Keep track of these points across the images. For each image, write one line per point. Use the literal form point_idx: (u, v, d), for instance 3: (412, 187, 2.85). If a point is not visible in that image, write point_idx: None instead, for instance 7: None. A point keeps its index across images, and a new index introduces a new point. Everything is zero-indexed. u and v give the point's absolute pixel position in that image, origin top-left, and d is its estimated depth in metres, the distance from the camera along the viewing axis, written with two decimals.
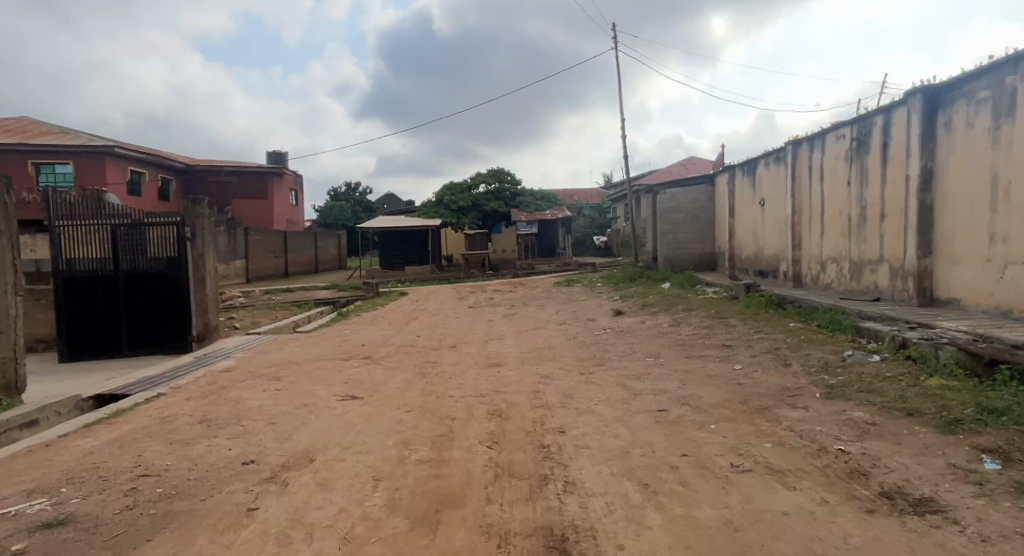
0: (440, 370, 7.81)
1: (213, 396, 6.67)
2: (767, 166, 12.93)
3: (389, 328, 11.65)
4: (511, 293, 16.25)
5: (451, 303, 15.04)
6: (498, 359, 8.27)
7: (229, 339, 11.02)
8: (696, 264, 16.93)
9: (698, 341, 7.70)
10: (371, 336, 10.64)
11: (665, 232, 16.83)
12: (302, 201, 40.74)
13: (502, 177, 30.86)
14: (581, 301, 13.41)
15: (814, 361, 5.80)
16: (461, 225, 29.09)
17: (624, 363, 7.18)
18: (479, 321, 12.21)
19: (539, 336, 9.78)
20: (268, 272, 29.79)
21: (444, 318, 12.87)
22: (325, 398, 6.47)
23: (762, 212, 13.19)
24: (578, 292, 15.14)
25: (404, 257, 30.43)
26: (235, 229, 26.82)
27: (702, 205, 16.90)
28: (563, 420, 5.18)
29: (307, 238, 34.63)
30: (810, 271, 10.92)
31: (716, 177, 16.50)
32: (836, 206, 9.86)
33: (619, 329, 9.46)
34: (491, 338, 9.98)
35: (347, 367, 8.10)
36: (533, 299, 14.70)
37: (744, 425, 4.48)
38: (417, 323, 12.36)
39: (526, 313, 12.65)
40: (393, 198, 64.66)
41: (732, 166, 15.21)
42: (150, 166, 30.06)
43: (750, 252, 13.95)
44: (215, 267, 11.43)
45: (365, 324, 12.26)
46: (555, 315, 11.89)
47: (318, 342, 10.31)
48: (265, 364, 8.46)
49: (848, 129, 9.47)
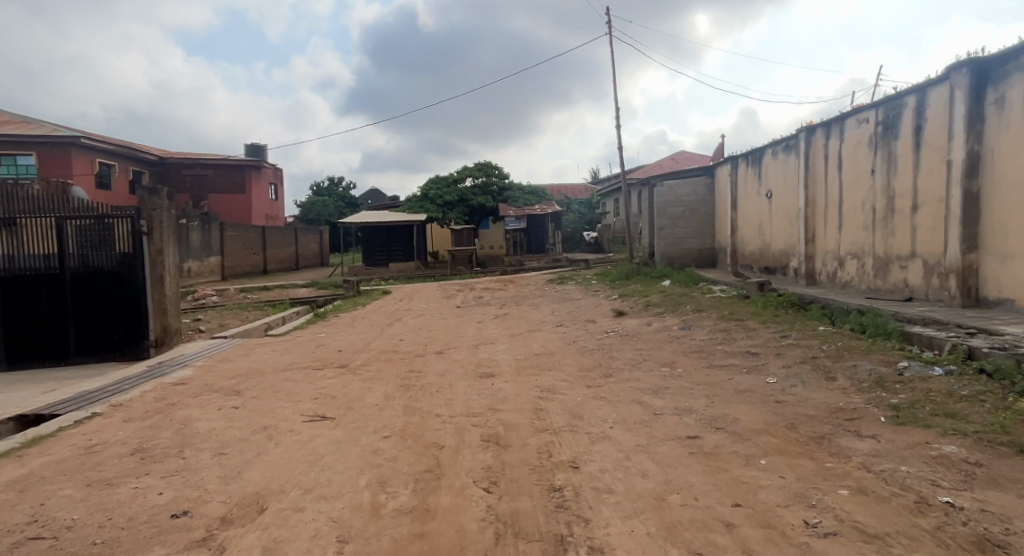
0: (425, 382, 6.86)
1: (158, 415, 5.67)
2: (774, 156, 12.15)
3: (369, 332, 10.65)
4: (501, 292, 15.29)
5: (437, 303, 14.09)
6: (490, 368, 7.34)
7: (192, 344, 9.98)
8: (695, 260, 16.13)
9: (716, 347, 6.84)
10: (348, 341, 9.65)
11: (663, 226, 16.10)
12: (283, 196, 39.39)
13: (489, 171, 30.04)
14: (577, 300, 12.53)
15: (864, 375, 4.95)
16: (446, 220, 27.95)
17: (636, 374, 6.30)
18: (468, 323, 11.25)
19: (535, 340, 8.86)
20: (245, 270, 28.56)
21: (430, 320, 11.90)
22: (289, 419, 5.49)
23: (769, 204, 12.40)
24: (573, 290, 14.28)
25: (388, 253, 29.39)
26: (210, 224, 25.57)
27: (702, 198, 16.09)
28: (575, 451, 4.27)
29: (286, 233, 33.39)
30: (825, 267, 10.14)
31: (717, 169, 15.70)
32: (858, 197, 9.07)
33: (623, 332, 8.56)
34: (482, 343, 9.06)
35: (319, 379, 7.11)
36: (525, 298, 13.78)
37: (805, 461, 3.60)
38: (400, 325, 11.38)
39: (518, 314, 11.73)
40: (377, 193, 63.28)
41: (734, 156, 14.41)
42: (119, 158, 28.65)
43: (755, 247, 13.16)
44: (176, 263, 10.33)
45: (343, 327, 11.26)
46: (550, 316, 10.99)
47: (289, 348, 9.30)
48: (227, 375, 7.45)
49: (871, 112, 8.70)
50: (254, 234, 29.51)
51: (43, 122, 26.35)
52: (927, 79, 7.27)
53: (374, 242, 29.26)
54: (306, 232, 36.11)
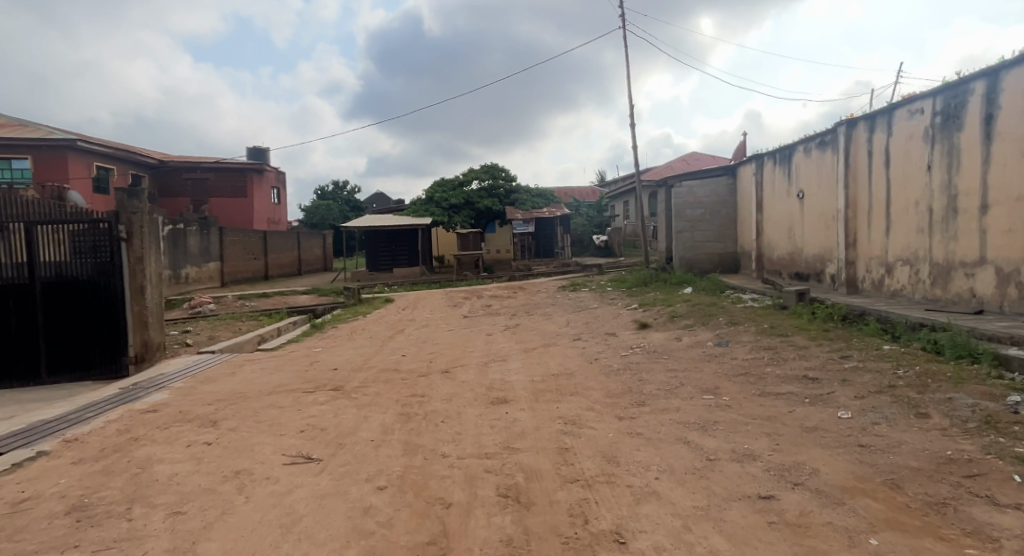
0: (430, 410, 5.98)
1: (115, 455, 4.80)
2: (806, 152, 11.26)
3: (369, 346, 9.78)
4: (511, 300, 14.38)
5: (443, 312, 13.26)
6: (504, 393, 6.45)
7: (176, 360, 9.15)
8: (716, 266, 15.23)
9: (764, 369, 5.94)
10: (345, 358, 8.79)
11: (681, 229, 15.22)
12: (286, 200, 38.64)
13: (496, 173, 29.07)
14: (593, 310, 11.63)
15: (966, 412, 4.03)
16: (451, 224, 26.69)
17: (675, 402, 5.41)
18: (476, 336, 10.36)
19: (552, 359, 7.95)
20: (246, 275, 27.85)
21: (435, 332, 11.02)
22: (267, 461, 4.60)
23: (801, 206, 11.51)
24: (587, 298, 13.41)
25: (393, 258, 28.65)
26: (209, 229, 24.89)
27: (723, 200, 15.20)
28: (617, 516, 3.37)
29: (288, 238, 32.65)
30: (870, 274, 9.22)
31: (739, 169, 14.83)
32: (910, 196, 8.15)
33: (651, 350, 7.65)
34: (493, 359, 8.20)
35: (308, 407, 6.23)
36: (537, 307, 12.89)
37: (934, 544, 2.70)
38: (403, 337, 10.51)
39: (530, 325, 10.84)
40: (382, 197, 62.63)
41: (759, 155, 13.52)
42: (117, 161, 28.05)
43: (785, 252, 12.27)
44: (160, 271, 9.49)
45: (341, 340, 10.39)
46: (565, 329, 10.09)
47: (281, 365, 8.44)
48: (206, 399, 6.58)
49: (926, 102, 7.80)
50: (255, 239, 28.81)
51: (39, 125, 25.78)
52: (1001, 61, 6.36)
53: (378, 247, 28.54)
54: (309, 236, 35.36)
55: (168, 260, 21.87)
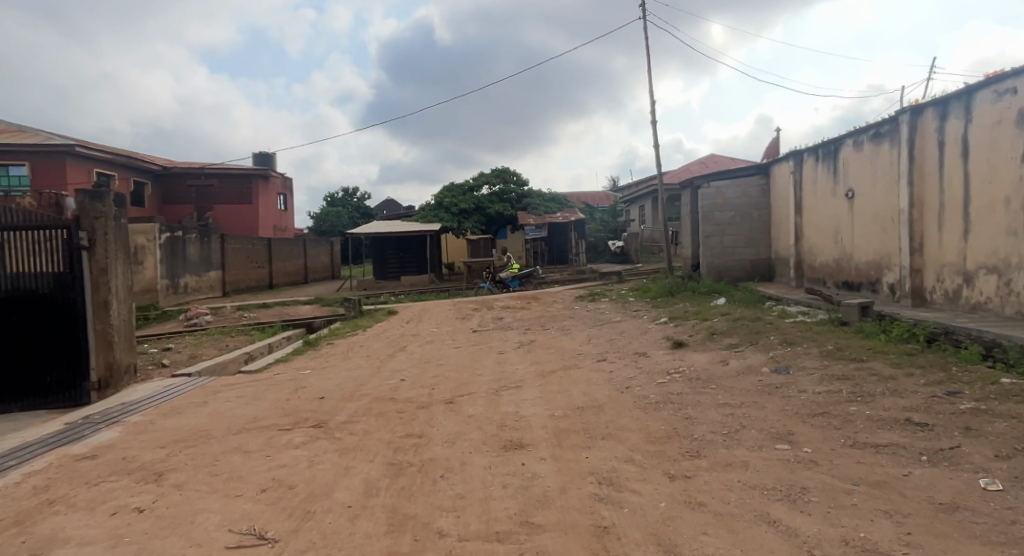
0: (427, 458, 4.80)
1: (12, 530, 3.67)
2: (856, 146, 10.04)
3: (365, 367, 8.63)
4: (524, 312, 13.20)
5: (451, 325, 12.14)
6: (519, 434, 5.25)
7: (145, 384, 8.06)
8: (748, 273, 13.99)
9: (847, 407, 4.72)
10: (336, 383, 7.66)
11: (710, 234, 14.02)
12: (293, 206, 37.80)
13: (507, 177, 28.07)
14: (617, 324, 10.41)
15: None
16: (462, 231, 25.89)
17: (740, 455, 4.20)
18: (486, 355, 9.18)
19: (576, 387, 6.74)
20: (249, 284, 26.98)
21: (441, 349, 9.86)
22: (206, 543, 3.44)
23: (851, 206, 10.27)
24: (608, 310, 12.24)
25: (401, 266, 27.72)
26: (210, 236, 24.04)
27: (755, 202, 13.99)
28: None
29: (294, 245, 31.78)
30: (940, 284, 7.97)
31: (773, 168, 13.61)
32: (997, 192, 6.91)
33: (693, 376, 6.43)
34: (506, 387, 7.03)
35: (279, 452, 5.07)
36: (553, 320, 11.69)
37: None
38: (404, 357, 9.36)
39: (546, 342, 9.65)
40: (392, 203, 61.92)
41: (797, 151, 12.29)
42: (118, 167, 27.40)
43: (831, 258, 11.02)
44: (128, 284, 8.43)
45: (335, 360, 9.26)
46: (587, 348, 8.87)
47: (261, 392, 7.33)
48: (161, 439, 5.46)
49: (1019, 80, 6.58)
50: (259, 247, 27.95)
51: (38, 131, 25.14)
52: None
53: (386, 254, 27.66)
54: (315, 243, 34.45)
55: (166, 269, 21.00)
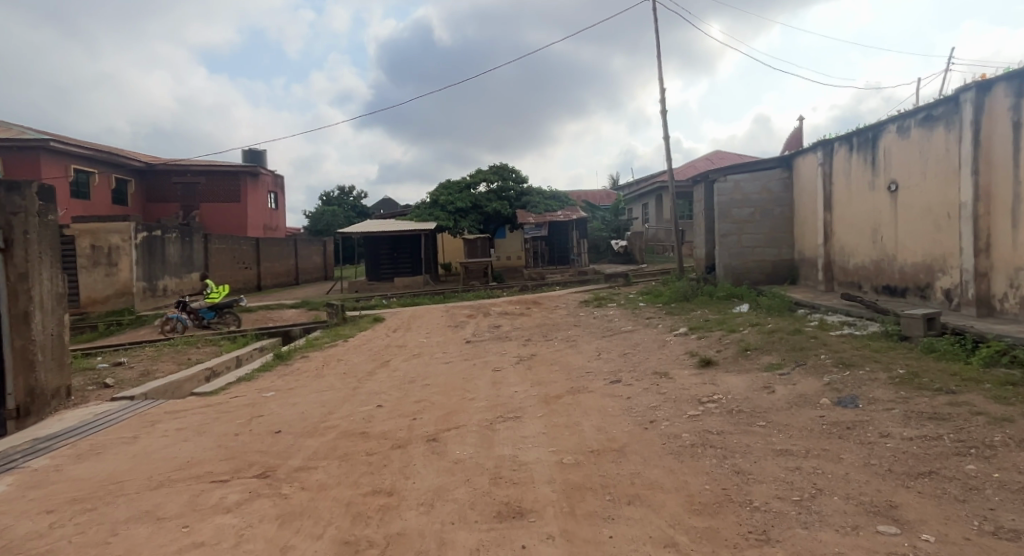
0: (394, 533, 3.56)
1: None
2: (901, 131, 8.81)
3: (338, 389, 7.38)
4: (524, 319, 11.93)
5: (443, 334, 10.90)
6: (518, 493, 4.01)
7: (76, 411, 6.81)
8: (769, 276, 12.81)
9: (963, 464, 3.47)
10: (300, 411, 6.42)
11: (727, 232, 12.82)
12: (284, 205, 36.57)
13: (505, 173, 26.79)
14: (629, 336, 9.17)
15: None
16: (457, 230, 24.67)
17: (831, 544, 2.95)
18: (479, 373, 7.93)
19: (588, 420, 5.49)
20: (235, 286, 25.76)
21: (428, 365, 8.60)
22: None
23: (894, 200, 9.06)
24: (617, 317, 11.02)
25: (395, 267, 26.51)
26: (192, 236, 22.78)
27: (776, 198, 12.80)
28: None
29: (285, 245, 30.55)
30: (1015, 291, 6.76)
31: (796, 160, 12.41)
32: None
33: (732, 409, 5.20)
34: (502, 418, 5.80)
35: (201, 519, 3.83)
36: (556, 330, 10.43)
37: None
38: (387, 374, 8.10)
39: (550, 358, 8.39)
40: (390, 202, 60.63)
41: (827, 140, 11.05)
42: (98, 164, 26.26)
43: (869, 259, 9.81)
44: (59, 292, 7.18)
45: (306, 378, 8.01)
46: (599, 366, 7.62)
47: (207, 422, 6.09)
48: (56, 496, 4.24)
49: None
50: (246, 247, 26.74)
51: (11, 126, 23.94)
52: None
53: (379, 255, 26.41)
54: (307, 243, 33.22)
55: (143, 271, 19.78)
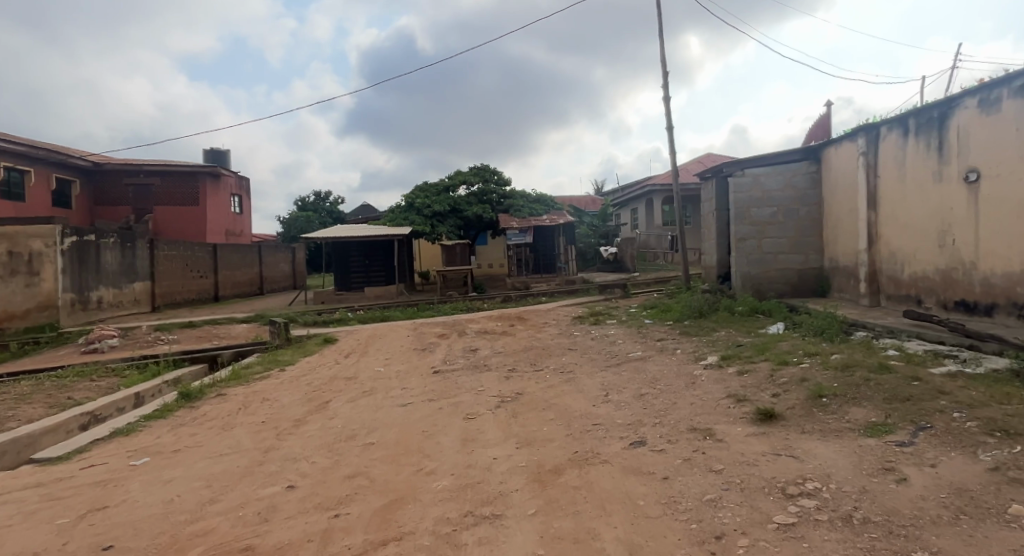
0: None
1: None
2: (985, 105, 6.93)
3: (242, 454, 5.19)
4: (507, 340, 9.81)
5: (406, 361, 8.76)
6: None
7: None
8: (793, 287, 10.98)
9: None
10: (168, 499, 4.23)
11: (745, 235, 11.13)
12: (249, 209, 34.17)
13: (486, 174, 24.77)
14: (642, 368, 7.12)
15: None
16: (436, 235, 22.43)
17: None
18: (446, 423, 5.81)
19: (610, 530, 3.39)
20: (187, 297, 23.27)
21: (380, 409, 6.45)
22: None
23: (975, 191, 7.17)
24: (621, 339, 8.99)
25: (366, 275, 24.22)
26: (135, 240, 20.29)
27: (802, 196, 10.97)
28: None
29: (247, 252, 28.08)
30: None
31: (828, 152, 10.57)
32: None
33: (848, 513, 3.16)
34: (474, 520, 3.67)
35: None
36: (547, 356, 8.35)
37: None
38: (319, 425, 5.93)
39: (541, 399, 6.28)
40: (368, 208, 58.54)
41: (872, 124, 9.18)
42: (35, 162, 23.70)
43: (934, 266, 7.92)
44: None
45: (207, 433, 5.82)
46: (610, 415, 5.53)
47: (11, 525, 3.88)
48: None
49: None
50: (201, 254, 24.28)
51: None
52: None
53: (349, 262, 24.09)
54: (273, 250, 30.78)
55: (72, 281, 17.30)
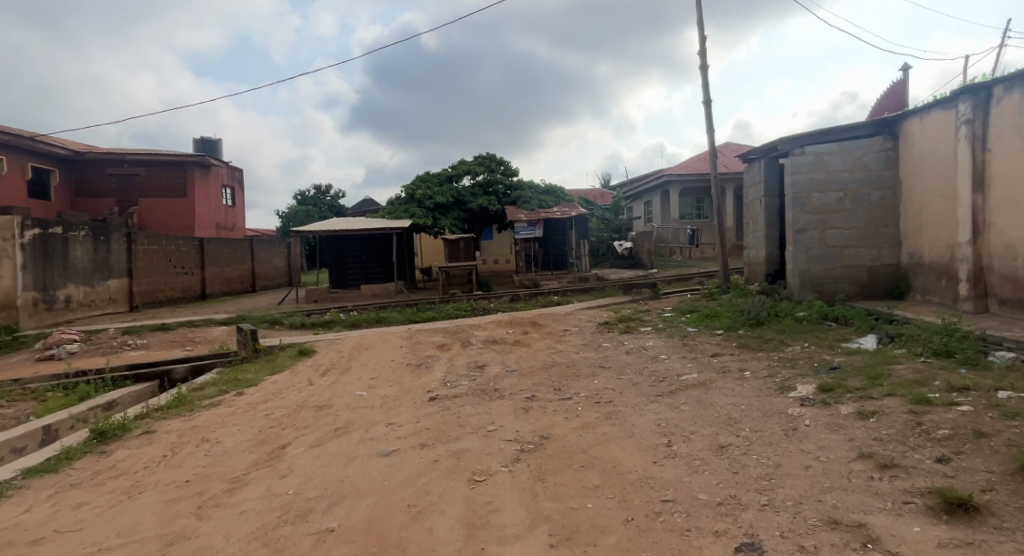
0: None
1: None
2: None
3: (130, 549, 3.41)
4: (522, 354, 7.99)
5: (395, 382, 6.96)
6: None
7: None
8: (863, 288, 9.16)
9: None
10: None
11: (805, 226, 9.31)
12: (242, 203, 32.47)
13: (492, 164, 22.92)
14: (708, 400, 5.29)
15: None
16: (439, 227, 20.54)
17: None
18: (442, 489, 4.00)
19: None
20: (169, 295, 21.58)
21: (353, 460, 4.65)
22: None
23: None
24: (665, 355, 7.14)
25: (364, 272, 22.48)
26: (110, 234, 18.59)
27: (874, 179, 9.12)
28: None
29: (237, 247, 26.33)
30: None
31: (910, 123, 8.70)
32: None
33: None
34: None
35: None
36: (574, 379, 6.53)
37: None
38: (263, 491, 4.15)
39: (578, 451, 4.48)
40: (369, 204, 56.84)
41: (981, 85, 7.29)
42: (9, 150, 22.00)
43: None
44: None
45: (103, 502, 4.06)
46: (684, 485, 3.71)
47: None
48: None
49: None
50: (186, 248, 22.52)
51: None
52: None
53: (345, 259, 22.31)
54: (266, 245, 29.04)
55: (34, 279, 15.60)
